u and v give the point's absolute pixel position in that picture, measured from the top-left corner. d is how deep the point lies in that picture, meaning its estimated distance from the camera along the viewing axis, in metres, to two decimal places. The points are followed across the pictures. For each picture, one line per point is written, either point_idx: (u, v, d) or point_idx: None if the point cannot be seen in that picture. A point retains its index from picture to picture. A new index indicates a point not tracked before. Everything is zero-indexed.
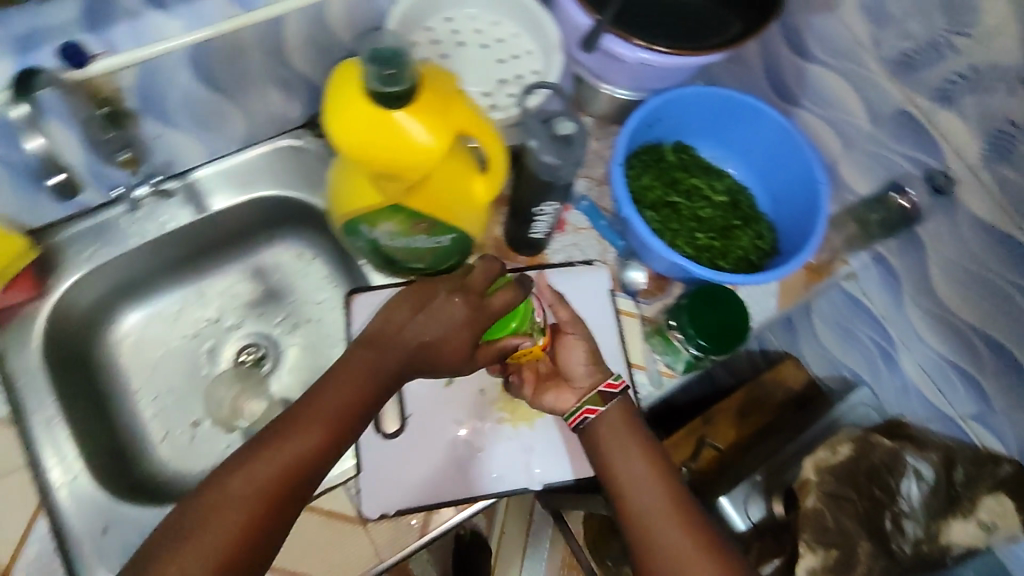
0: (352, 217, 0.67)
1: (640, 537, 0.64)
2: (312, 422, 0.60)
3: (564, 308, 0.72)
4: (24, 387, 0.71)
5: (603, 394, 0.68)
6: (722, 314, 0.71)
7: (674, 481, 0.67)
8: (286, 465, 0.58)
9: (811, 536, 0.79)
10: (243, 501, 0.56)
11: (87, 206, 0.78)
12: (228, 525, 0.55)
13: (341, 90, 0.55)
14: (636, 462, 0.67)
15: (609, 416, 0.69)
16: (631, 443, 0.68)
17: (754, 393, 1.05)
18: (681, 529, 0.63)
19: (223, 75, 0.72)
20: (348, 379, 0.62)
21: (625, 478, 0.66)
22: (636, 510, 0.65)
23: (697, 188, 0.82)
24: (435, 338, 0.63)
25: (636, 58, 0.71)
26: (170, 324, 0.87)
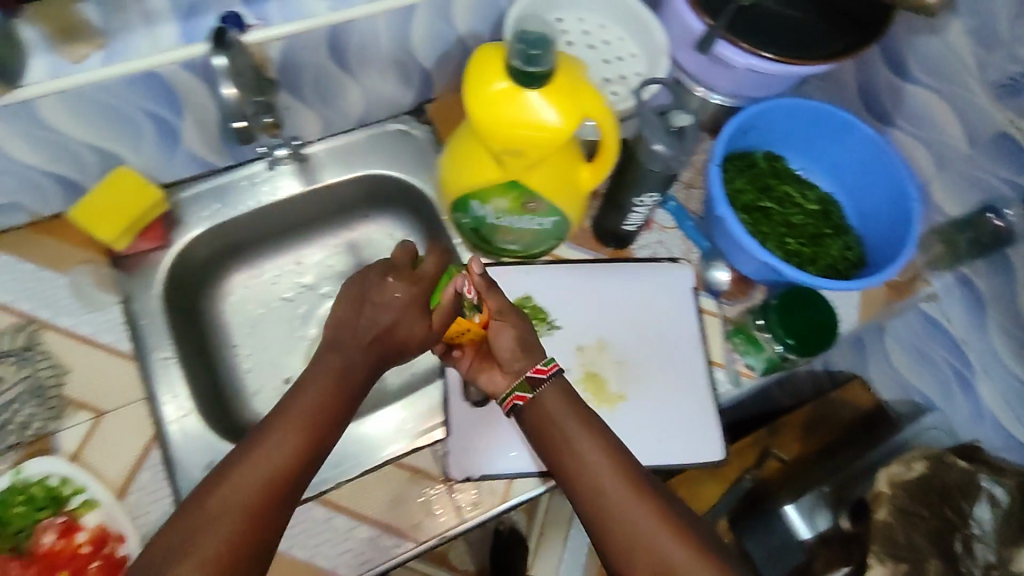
0: (466, 192, 0.70)
1: (600, 519, 0.60)
2: (293, 424, 0.60)
3: (496, 294, 0.68)
4: (145, 327, 0.76)
5: (530, 381, 0.66)
6: (813, 319, 0.73)
7: (622, 453, 0.63)
8: (271, 467, 0.57)
9: (881, 549, 0.79)
10: (230, 509, 0.55)
11: (212, 167, 0.84)
12: (218, 537, 0.53)
13: (482, 70, 0.59)
14: (582, 438, 0.63)
15: (547, 391, 0.66)
16: (571, 418, 0.64)
17: (822, 408, 1.06)
18: (641, 504, 0.60)
19: (352, 54, 0.77)
20: (324, 382, 0.62)
21: (573, 458, 0.63)
22: (590, 490, 0.61)
23: (789, 195, 0.84)
24: (385, 336, 0.65)
25: (745, 62, 0.74)
26: (269, 287, 0.91)
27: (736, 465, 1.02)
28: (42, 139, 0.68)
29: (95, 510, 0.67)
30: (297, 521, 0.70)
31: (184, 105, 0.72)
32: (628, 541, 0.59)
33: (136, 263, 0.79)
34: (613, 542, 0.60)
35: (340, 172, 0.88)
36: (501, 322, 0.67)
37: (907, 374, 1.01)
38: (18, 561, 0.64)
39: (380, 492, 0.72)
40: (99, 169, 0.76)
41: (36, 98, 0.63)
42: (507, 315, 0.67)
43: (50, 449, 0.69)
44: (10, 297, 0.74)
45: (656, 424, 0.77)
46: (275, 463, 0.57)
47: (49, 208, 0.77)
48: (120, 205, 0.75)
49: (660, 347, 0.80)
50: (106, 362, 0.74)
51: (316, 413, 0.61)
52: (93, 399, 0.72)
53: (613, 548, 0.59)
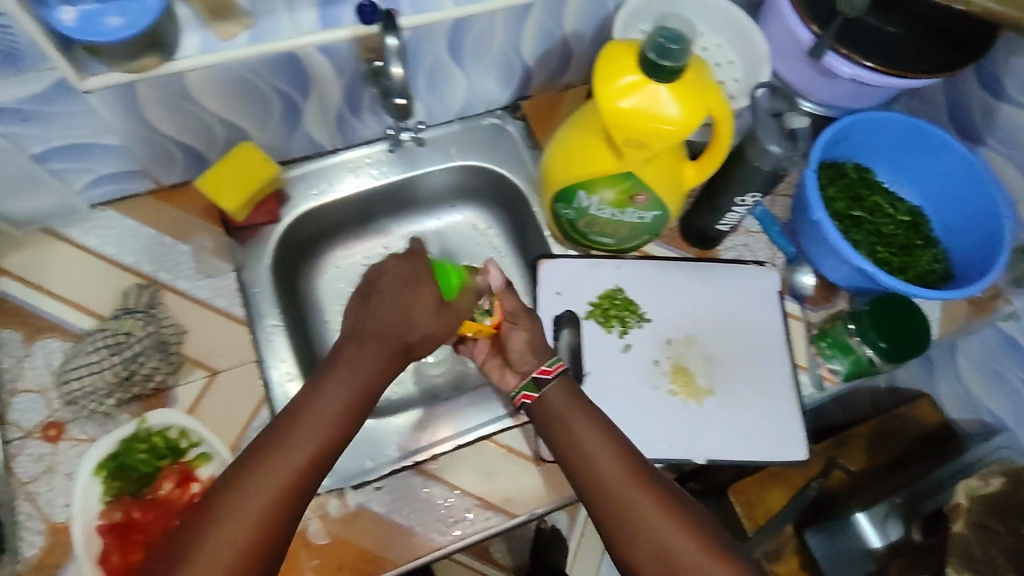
0: (575, 182, 0.73)
1: (601, 506, 0.64)
2: (310, 421, 0.61)
3: (512, 295, 0.74)
4: (257, 295, 0.81)
5: (536, 383, 0.69)
6: (904, 323, 0.76)
7: (622, 444, 0.66)
8: (284, 477, 0.58)
9: (959, 563, 0.80)
10: (249, 500, 0.57)
11: (322, 149, 0.88)
12: (240, 529, 0.56)
13: (617, 61, 0.62)
14: (584, 430, 0.66)
15: (552, 390, 0.69)
16: (574, 412, 0.68)
17: (886, 425, 1.05)
18: (641, 490, 0.63)
19: (467, 48, 0.80)
20: (336, 387, 0.62)
21: (580, 454, 0.66)
22: (591, 479, 0.65)
23: (881, 206, 0.86)
24: (400, 335, 0.64)
25: (850, 74, 0.76)
26: (360, 267, 0.95)
27: (801, 474, 1.02)
28: (183, 112, 0.72)
29: (208, 463, 0.71)
30: (399, 485, 0.74)
31: (312, 87, 0.76)
32: (628, 525, 0.62)
33: (248, 235, 0.83)
34: (614, 526, 0.63)
35: (438, 162, 0.91)
36: (514, 323, 0.73)
37: (980, 396, 0.99)
38: (139, 505, 0.68)
39: (475, 464, 0.76)
40: (224, 145, 0.80)
41: (187, 71, 0.67)
42: (520, 317, 0.73)
43: (168, 404, 0.73)
44: (134, 259, 0.78)
45: (740, 420, 0.79)
46: (287, 474, 0.58)
47: (172, 178, 0.81)
48: (242, 175, 0.79)
49: (746, 346, 0.82)
50: (221, 325, 0.77)
51: (329, 407, 0.62)
52: (206, 358, 0.76)
53: (615, 532, 0.63)
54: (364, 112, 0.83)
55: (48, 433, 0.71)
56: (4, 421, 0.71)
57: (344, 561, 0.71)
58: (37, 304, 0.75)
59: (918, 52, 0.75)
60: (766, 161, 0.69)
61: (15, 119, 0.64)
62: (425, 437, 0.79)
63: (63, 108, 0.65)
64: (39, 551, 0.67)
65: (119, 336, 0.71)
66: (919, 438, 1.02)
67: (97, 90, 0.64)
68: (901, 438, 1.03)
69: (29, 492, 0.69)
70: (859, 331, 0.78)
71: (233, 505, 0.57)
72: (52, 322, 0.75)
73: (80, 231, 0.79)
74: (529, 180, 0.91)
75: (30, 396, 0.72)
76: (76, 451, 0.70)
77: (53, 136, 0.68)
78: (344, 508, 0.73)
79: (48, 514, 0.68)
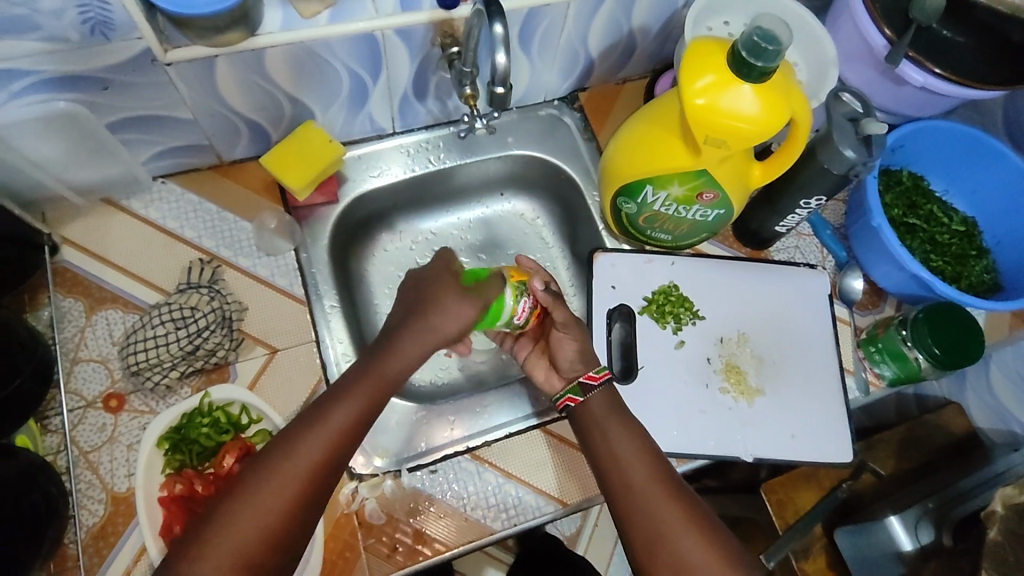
0: (643, 177, 0.73)
1: (627, 513, 0.63)
2: (336, 411, 0.60)
3: (560, 306, 0.74)
4: (315, 274, 0.82)
5: (582, 387, 0.70)
6: (959, 329, 0.77)
7: (656, 455, 0.66)
8: (316, 457, 0.58)
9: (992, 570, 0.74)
10: (269, 485, 0.56)
11: (381, 132, 0.88)
12: (258, 513, 0.55)
13: (701, 58, 0.63)
14: (619, 434, 0.67)
15: (596, 395, 0.69)
16: (611, 416, 0.68)
17: (915, 431, 0.98)
18: (670, 500, 0.62)
19: (537, 39, 0.79)
20: (366, 378, 0.62)
21: (615, 462, 0.65)
22: (620, 483, 0.64)
23: (935, 214, 0.88)
24: (436, 323, 0.65)
25: (921, 82, 0.76)
26: (408, 252, 0.95)
27: (833, 474, 0.98)
28: (253, 88, 0.72)
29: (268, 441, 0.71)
30: (453, 469, 0.75)
31: (382, 68, 0.75)
32: (652, 532, 0.61)
33: (306, 215, 0.84)
34: (638, 533, 0.61)
35: (493, 150, 0.92)
36: (564, 331, 0.74)
37: (1011, 408, 0.96)
38: (201, 479, 0.69)
39: (527, 453, 0.76)
40: (288, 124, 0.80)
41: (268, 49, 0.67)
42: (568, 327, 0.74)
43: (227, 379, 0.74)
44: (195, 234, 0.79)
45: (789, 421, 0.79)
46: (316, 458, 0.58)
47: (233, 154, 0.82)
48: (306, 156, 0.79)
49: (797, 348, 0.83)
50: (280, 303, 0.78)
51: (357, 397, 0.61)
52: (266, 336, 0.76)
53: (638, 540, 0.61)
54: (429, 97, 0.83)
55: (110, 404, 0.71)
56: (67, 389, 0.71)
57: (398, 544, 0.71)
58: (97, 274, 0.76)
59: (988, 62, 0.75)
60: (838, 165, 0.70)
61: (96, 88, 0.64)
62: (479, 422, 0.80)
63: (144, 80, 0.65)
64: (99, 519, 0.67)
65: (186, 310, 0.73)
66: (945, 447, 0.97)
67: (177, 64, 0.64)
68: (927, 444, 0.98)
69: (90, 461, 0.69)
70: (913, 336, 0.78)
71: (250, 487, 0.56)
72: (114, 293, 0.75)
73: (141, 203, 0.79)
74: (584, 172, 0.91)
75: (92, 365, 0.72)
76: (137, 422, 0.71)
77: (129, 106, 0.68)
78: (400, 489, 0.73)
79: (109, 483, 0.68)
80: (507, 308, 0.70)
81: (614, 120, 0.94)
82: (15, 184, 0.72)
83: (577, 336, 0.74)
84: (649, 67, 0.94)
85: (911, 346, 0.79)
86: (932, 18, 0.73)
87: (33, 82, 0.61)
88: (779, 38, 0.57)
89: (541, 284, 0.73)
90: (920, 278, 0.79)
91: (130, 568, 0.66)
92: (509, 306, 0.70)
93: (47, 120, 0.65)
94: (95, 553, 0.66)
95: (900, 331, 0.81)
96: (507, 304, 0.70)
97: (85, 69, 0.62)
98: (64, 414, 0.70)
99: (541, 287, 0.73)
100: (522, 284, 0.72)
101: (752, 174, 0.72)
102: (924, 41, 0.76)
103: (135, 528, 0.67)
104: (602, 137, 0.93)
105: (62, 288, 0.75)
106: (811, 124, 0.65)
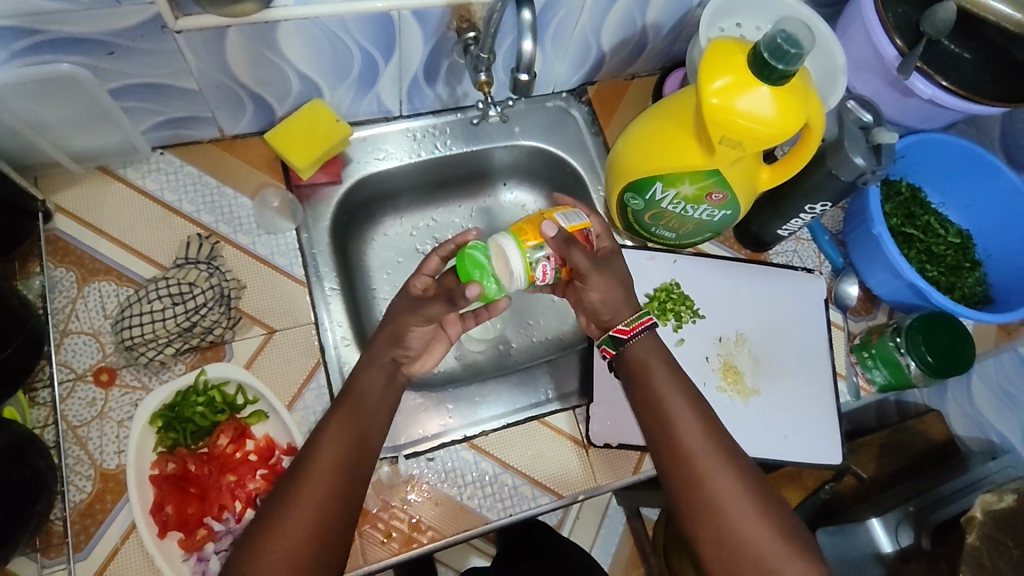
0: (652, 174, 0.73)
1: (683, 483, 0.61)
2: (354, 412, 0.63)
3: (578, 251, 0.63)
4: (316, 256, 0.81)
5: (615, 340, 0.66)
6: (951, 340, 0.79)
7: (713, 418, 0.63)
8: (329, 478, 0.59)
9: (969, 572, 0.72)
10: (307, 485, 0.58)
11: (388, 115, 0.87)
12: (304, 514, 0.57)
13: (719, 59, 0.63)
14: (674, 394, 0.63)
15: (637, 342, 0.66)
16: (667, 373, 0.65)
17: (896, 436, 0.98)
18: (725, 473, 0.60)
19: (552, 29, 0.78)
20: (370, 381, 0.66)
21: (672, 427, 0.62)
22: (675, 448, 0.62)
23: (933, 226, 0.89)
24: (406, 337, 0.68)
25: (930, 96, 0.78)
26: (408, 238, 0.94)
27: (815, 475, 1.00)
28: (263, 62, 0.70)
29: (263, 422, 0.70)
30: (451, 457, 0.74)
31: (396, 49, 0.74)
32: (702, 504, 0.60)
33: (309, 194, 0.83)
34: (685, 504, 0.61)
35: (500, 139, 0.91)
36: (587, 281, 0.65)
37: (989, 416, 1.00)
38: (195, 459, 0.68)
39: (524, 444, 0.76)
40: (294, 101, 0.79)
41: (282, 21, 0.65)
42: (591, 274, 0.64)
43: (223, 357, 0.73)
44: (192, 208, 0.77)
45: (783, 423, 0.80)
46: (338, 455, 0.60)
47: (235, 129, 0.80)
48: (310, 133, 0.79)
49: (793, 351, 0.84)
50: (279, 283, 0.77)
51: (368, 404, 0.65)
52: (263, 316, 0.75)
53: (685, 509, 0.61)
54: (439, 81, 0.82)
55: (100, 378, 0.69)
56: (56, 361, 0.69)
57: (393, 531, 0.70)
58: (90, 245, 0.74)
59: (995, 79, 0.77)
60: (847, 171, 0.71)
61: (100, 52, 0.62)
62: (476, 413, 0.80)
63: (152, 47, 0.63)
64: (87, 497, 0.65)
65: (183, 286, 0.71)
66: (924, 451, 0.98)
67: (188, 32, 0.62)
68: (908, 449, 0.98)
69: (79, 436, 0.67)
70: (907, 343, 0.80)
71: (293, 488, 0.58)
72: (108, 265, 0.73)
73: (138, 173, 0.77)
74: (590, 166, 0.91)
75: (83, 338, 0.70)
76: (128, 398, 0.69)
77: (134, 73, 0.66)
78: (396, 475, 0.73)
79: (98, 460, 0.67)
80: (516, 276, 0.62)
81: (621, 116, 0.94)
82: (9, 145, 0.69)
83: (604, 285, 0.65)
84: (659, 64, 0.94)
85: (904, 356, 0.81)
86: (942, 32, 0.73)
87: (35, 43, 0.59)
88: (803, 42, 0.57)
89: (553, 231, 0.62)
90: (917, 287, 0.81)
91: (118, 547, 0.64)
92: (521, 272, 0.62)
93: (48, 82, 0.63)
94: (81, 530, 0.64)
95: (893, 338, 0.82)
96: (518, 271, 0.62)
97: (91, 31, 0.59)
98: (53, 387, 0.68)
99: (554, 234, 0.62)
100: (538, 244, 0.62)
101: (760, 176, 0.72)
102: (933, 54, 0.77)
103: (124, 507, 0.65)
104: (609, 132, 0.93)
105: (53, 256, 0.73)
106: (824, 128, 0.66)
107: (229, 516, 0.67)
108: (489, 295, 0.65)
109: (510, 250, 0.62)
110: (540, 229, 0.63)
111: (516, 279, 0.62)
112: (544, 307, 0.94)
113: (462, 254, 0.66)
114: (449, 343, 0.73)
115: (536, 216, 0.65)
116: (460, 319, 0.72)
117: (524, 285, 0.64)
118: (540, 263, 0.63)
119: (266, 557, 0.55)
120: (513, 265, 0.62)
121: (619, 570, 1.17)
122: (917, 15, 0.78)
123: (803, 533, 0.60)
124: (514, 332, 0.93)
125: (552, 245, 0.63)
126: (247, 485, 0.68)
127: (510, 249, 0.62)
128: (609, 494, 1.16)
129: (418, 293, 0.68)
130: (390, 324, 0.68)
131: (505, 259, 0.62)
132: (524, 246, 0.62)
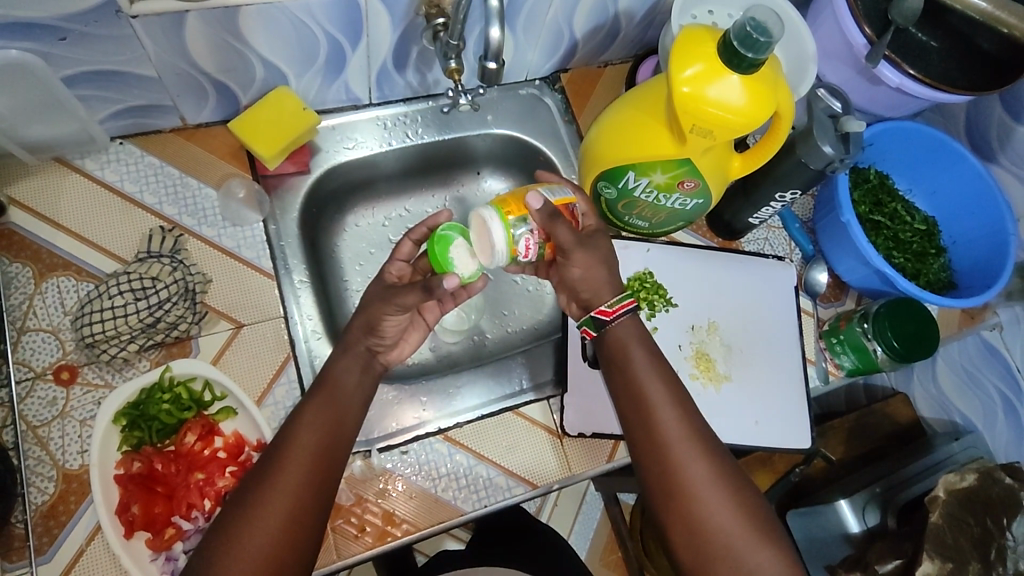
0: (624, 163, 0.73)
1: (652, 473, 0.62)
2: (327, 405, 0.62)
3: (563, 225, 0.62)
4: (284, 248, 0.80)
5: (597, 321, 0.66)
6: (917, 325, 0.80)
7: (688, 407, 0.64)
8: (299, 474, 0.58)
9: (932, 546, 0.72)
10: (275, 481, 0.57)
11: (357, 102, 0.85)
12: (271, 510, 0.56)
13: (690, 44, 0.63)
14: (652, 379, 0.64)
15: (620, 324, 0.66)
16: (645, 358, 0.65)
17: (865, 419, 1.01)
18: (698, 455, 0.61)
19: (522, 17, 0.77)
20: (346, 374, 0.65)
21: (644, 418, 0.63)
22: (647, 439, 0.62)
23: (899, 213, 0.91)
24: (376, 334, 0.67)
25: (897, 83, 0.78)
26: (379, 227, 0.93)
27: (787, 459, 1.02)
28: (222, 47, 0.67)
29: (231, 418, 0.69)
30: (424, 450, 0.74)
31: (362, 35, 0.72)
32: (673, 484, 0.61)
33: (276, 184, 0.82)
34: (657, 486, 0.62)
35: (473, 128, 0.90)
36: (571, 257, 0.64)
37: (954, 399, 0.99)
38: (161, 458, 0.67)
39: (498, 434, 0.77)
40: (258, 89, 0.77)
41: (242, 7, 0.62)
42: (574, 250, 0.63)
43: (189, 353, 0.71)
44: (154, 200, 0.75)
45: (752, 409, 0.81)
46: (308, 451, 0.59)
47: (197, 118, 0.78)
48: (277, 121, 0.77)
49: (764, 336, 0.85)
50: (246, 276, 0.75)
51: (343, 399, 0.64)
52: (230, 311, 0.73)
53: (657, 491, 0.62)
54: (409, 68, 0.81)
55: (60, 377, 0.67)
56: (12, 359, 0.67)
57: (367, 525, 0.70)
58: (46, 238, 0.71)
59: (962, 68, 0.77)
60: (815, 160, 0.72)
61: (52, 37, 0.60)
62: (452, 405, 0.80)
63: (107, 33, 0.61)
64: (49, 498, 0.64)
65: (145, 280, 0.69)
66: (891, 434, 1.00)
67: (144, 17, 0.60)
68: (875, 432, 1.00)
69: (40, 437, 0.65)
70: (874, 330, 0.81)
71: (259, 484, 0.57)
72: (66, 259, 0.71)
73: (96, 163, 0.75)
74: (564, 155, 0.91)
75: (42, 335, 0.68)
76: (91, 397, 0.67)
77: (89, 60, 0.63)
78: (368, 470, 0.72)
79: (60, 460, 0.65)
80: (499, 251, 0.60)
81: (594, 104, 0.93)
82: None
83: (587, 261, 0.65)
84: (632, 52, 0.93)
85: (872, 343, 0.82)
86: (910, 18, 0.74)
87: None
88: (771, 31, 0.56)
89: (537, 203, 0.61)
90: (883, 274, 0.83)
91: (84, 548, 0.63)
92: (503, 246, 0.60)
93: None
94: (44, 533, 0.63)
95: (860, 324, 0.84)
96: (500, 244, 0.60)
97: (38, 15, 0.57)
98: (10, 386, 0.66)
99: (538, 206, 0.61)
100: (522, 218, 0.61)
101: (731, 165, 0.72)
102: (901, 43, 0.78)
103: (89, 507, 0.64)
104: (582, 121, 0.92)
105: (8, 252, 0.70)
106: (793, 116, 0.66)
107: (196, 516, 0.66)
108: (465, 279, 0.64)
109: (493, 222, 0.60)
110: (525, 202, 0.62)
111: (501, 256, 0.61)
112: (520, 298, 0.94)
113: (438, 241, 0.64)
114: (428, 328, 0.73)
115: (520, 192, 0.64)
116: (438, 303, 0.73)
117: (505, 262, 0.61)
118: (522, 238, 0.61)
119: (237, 545, 0.54)
120: (496, 238, 0.60)
121: (596, 556, 1.19)
122: (886, 5, 0.78)
123: (769, 515, 0.61)
124: (488, 323, 0.93)
125: (537, 219, 0.62)
126: (216, 483, 0.67)
127: (491, 221, 0.60)
128: (587, 481, 1.18)
129: (393, 281, 0.68)
130: (360, 314, 0.67)
131: (486, 232, 0.61)
132: (507, 218, 0.60)
